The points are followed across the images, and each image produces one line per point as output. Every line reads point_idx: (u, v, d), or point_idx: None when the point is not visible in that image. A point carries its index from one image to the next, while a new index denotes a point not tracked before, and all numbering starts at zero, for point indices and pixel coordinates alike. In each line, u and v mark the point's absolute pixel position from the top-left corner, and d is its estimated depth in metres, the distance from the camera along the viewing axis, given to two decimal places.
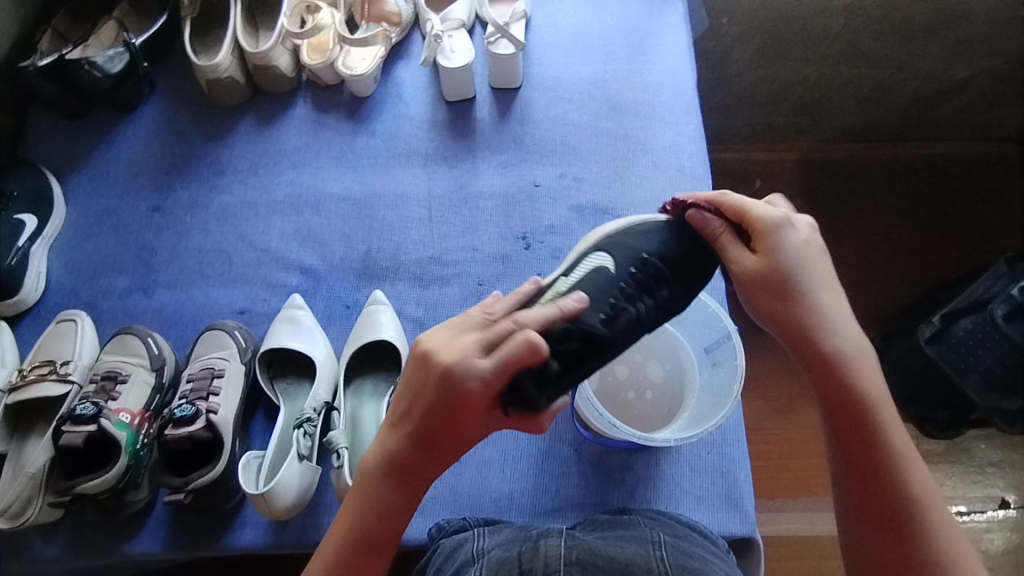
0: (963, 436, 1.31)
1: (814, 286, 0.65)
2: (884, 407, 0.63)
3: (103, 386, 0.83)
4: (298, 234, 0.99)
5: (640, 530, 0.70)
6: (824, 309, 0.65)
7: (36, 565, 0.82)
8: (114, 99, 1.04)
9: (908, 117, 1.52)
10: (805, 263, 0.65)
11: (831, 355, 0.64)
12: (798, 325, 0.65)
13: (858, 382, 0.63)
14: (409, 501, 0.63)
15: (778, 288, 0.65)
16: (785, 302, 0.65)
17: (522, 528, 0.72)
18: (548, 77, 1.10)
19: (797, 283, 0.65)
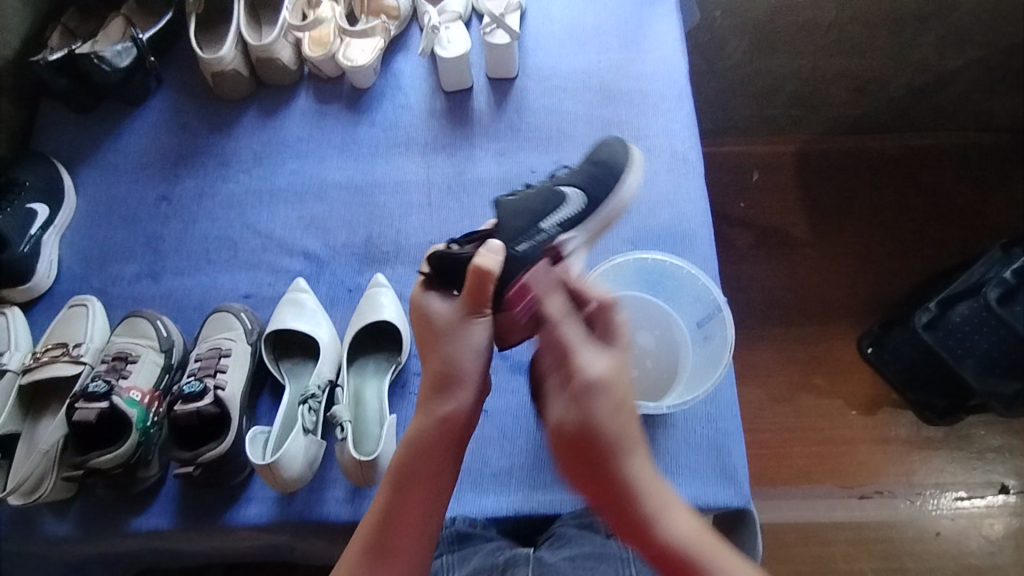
0: (963, 422, 1.32)
1: (622, 443, 0.59)
2: (700, 544, 0.59)
3: (114, 366, 0.85)
4: (302, 222, 1.01)
5: (603, 543, 0.75)
6: (632, 467, 0.59)
7: (48, 543, 0.84)
8: (122, 93, 1.07)
9: (899, 109, 1.54)
10: (607, 416, 0.58)
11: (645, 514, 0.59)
12: (601, 489, 0.59)
13: (675, 529, 0.59)
14: (433, 430, 0.64)
15: (590, 456, 0.58)
16: (586, 467, 0.59)
17: (490, 555, 0.75)
18: (542, 68, 1.13)
19: (594, 442, 0.58)
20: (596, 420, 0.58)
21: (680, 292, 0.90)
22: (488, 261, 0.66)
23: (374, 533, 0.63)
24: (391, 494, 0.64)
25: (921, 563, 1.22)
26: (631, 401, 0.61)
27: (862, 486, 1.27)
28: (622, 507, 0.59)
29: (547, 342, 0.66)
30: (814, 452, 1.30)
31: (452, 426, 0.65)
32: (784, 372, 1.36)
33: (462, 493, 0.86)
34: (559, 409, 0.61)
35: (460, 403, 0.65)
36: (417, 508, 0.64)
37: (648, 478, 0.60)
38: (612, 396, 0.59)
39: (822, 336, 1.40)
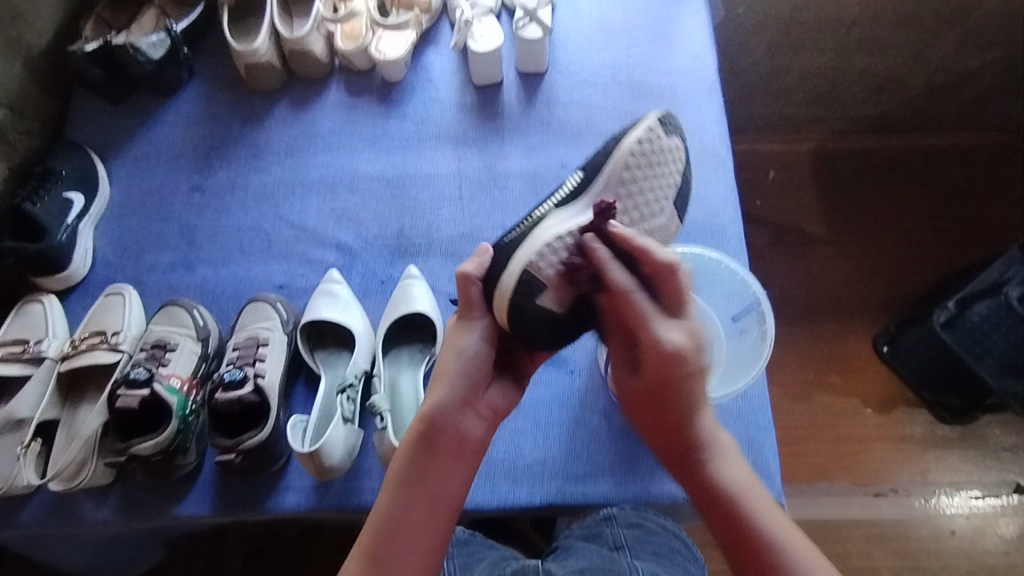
0: (978, 421, 1.32)
1: (687, 400, 0.65)
2: (743, 489, 0.65)
3: (153, 354, 0.86)
4: (334, 214, 1.02)
5: (612, 563, 0.75)
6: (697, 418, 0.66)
7: (86, 528, 0.84)
8: (156, 83, 1.07)
9: (919, 108, 1.54)
10: (678, 378, 0.64)
11: (696, 455, 0.66)
12: (666, 428, 0.67)
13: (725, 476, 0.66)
14: (412, 431, 0.66)
15: (654, 403, 0.67)
16: (662, 410, 0.67)
17: (496, 566, 0.76)
18: (572, 63, 1.13)
19: (664, 395, 0.65)
20: (662, 382, 0.65)
21: (715, 285, 0.90)
22: (468, 265, 0.70)
23: (381, 532, 0.62)
24: (394, 495, 0.64)
25: (936, 561, 1.23)
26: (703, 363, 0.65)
27: (878, 483, 1.27)
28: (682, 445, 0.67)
29: (610, 303, 0.68)
30: (830, 449, 1.30)
31: (442, 422, 0.65)
32: (803, 368, 1.37)
33: (496, 483, 0.86)
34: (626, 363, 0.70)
35: (436, 401, 0.66)
36: (423, 499, 0.63)
37: (708, 426, 0.67)
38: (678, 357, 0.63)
39: (838, 334, 1.39)
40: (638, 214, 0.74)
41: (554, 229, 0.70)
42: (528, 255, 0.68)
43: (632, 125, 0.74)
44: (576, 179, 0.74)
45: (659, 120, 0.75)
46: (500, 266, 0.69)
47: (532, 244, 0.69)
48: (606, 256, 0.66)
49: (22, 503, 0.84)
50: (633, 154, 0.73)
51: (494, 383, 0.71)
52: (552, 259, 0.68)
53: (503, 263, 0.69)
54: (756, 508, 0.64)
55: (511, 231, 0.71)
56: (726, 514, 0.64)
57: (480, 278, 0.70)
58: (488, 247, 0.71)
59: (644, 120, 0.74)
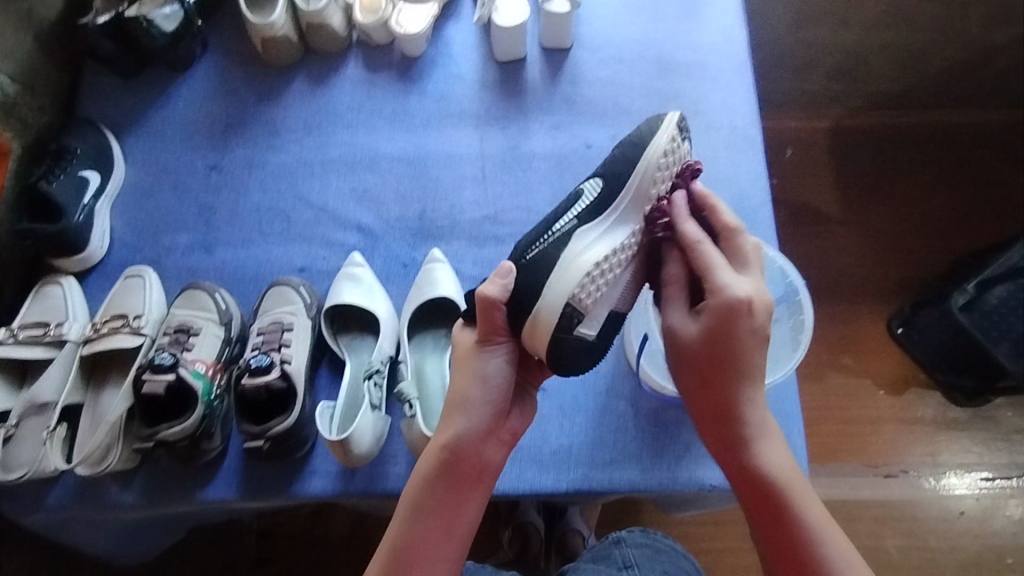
0: (988, 404, 1.30)
1: (744, 367, 0.65)
2: (785, 469, 0.65)
3: (177, 338, 0.86)
4: (354, 194, 1.00)
5: None
6: (748, 390, 0.66)
7: (112, 511, 0.84)
8: (168, 57, 1.04)
9: (946, 84, 1.47)
10: (745, 341, 0.64)
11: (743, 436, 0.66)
12: (717, 395, 0.66)
13: (768, 461, 0.65)
14: (431, 457, 0.66)
15: (707, 366, 0.66)
16: (715, 376, 0.65)
17: None
18: (597, 37, 1.09)
19: (725, 359, 0.65)
20: (730, 345, 0.64)
21: None
22: (492, 289, 0.66)
23: (394, 560, 0.63)
24: (411, 521, 0.64)
25: (943, 541, 1.23)
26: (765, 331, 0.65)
27: (888, 465, 1.27)
28: (731, 413, 0.66)
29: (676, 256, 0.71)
30: (841, 431, 1.29)
31: (460, 451, 0.65)
32: (818, 350, 1.35)
33: (523, 469, 0.86)
34: (681, 320, 0.68)
35: (458, 430, 0.65)
36: (439, 524, 0.64)
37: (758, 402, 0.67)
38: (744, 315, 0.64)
39: (855, 315, 1.37)
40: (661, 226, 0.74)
41: (589, 251, 0.69)
42: (569, 287, 0.66)
43: (653, 132, 0.72)
44: (596, 189, 0.72)
45: (678, 127, 0.73)
46: (538, 288, 0.66)
47: (569, 272, 0.67)
48: (684, 212, 0.71)
49: (49, 486, 0.84)
50: (658, 165, 0.71)
51: (515, 404, 0.70)
52: (591, 289, 0.67)
53: (537, 287, 0.67)
54: (799, 498, 0.63)
55: (531, 251, 0.69)
56: (767, 491, 0.64)
57: (505, 302, 0.66)
58: (510, 266, 0.67)
59: (665, 129, 0.72)
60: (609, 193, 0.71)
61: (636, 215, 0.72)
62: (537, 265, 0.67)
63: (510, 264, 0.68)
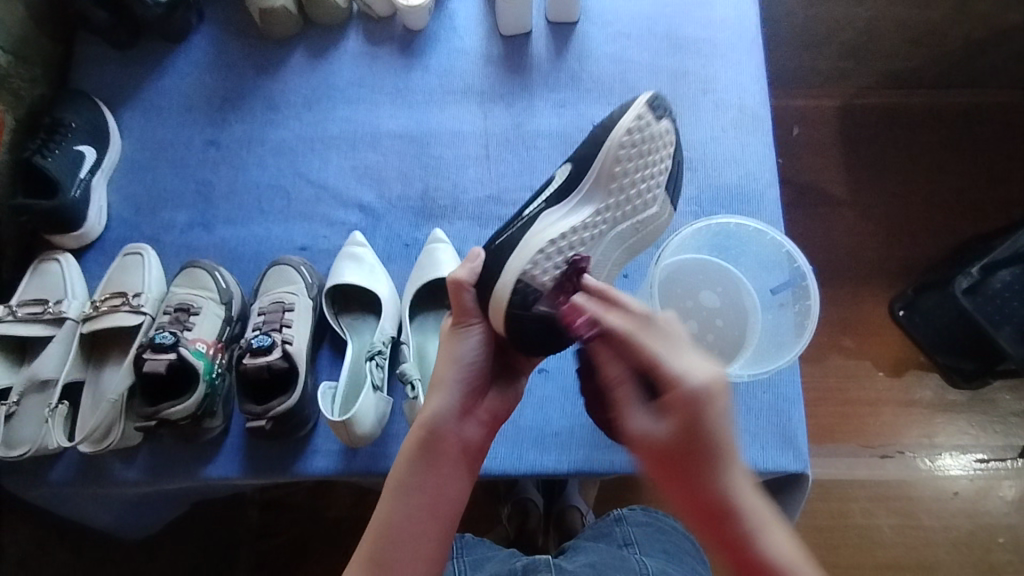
0: (987, 386, 1.30)
1: (726, 452, 0.53)
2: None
3: (177, 318, 0.85)
4: (355, 172, 0.98)
5: (624, 559, 0.74)
6: (741, 483, 0.53)
7: (116, 488, 0.84)
8: (164, 28, 1.01)
9: (959, 63, 1.44)
10: (719, 425, 0.53)
11: (744, 541, 0.52)
12: (708, 502, 0.53)
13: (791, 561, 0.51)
14: (410, 437, 0.66)
15: (686, 463, 0.53)
16: (699, 476, 0.53)
17: (504, 562, 0.75)
18: (604, 12, 1.06)
19: (705, 448, 0.53)
20: (711, 430, 0.53)
21: (756, 257, 0.89)
22: (461, 271, 0.69)
23: (378, 541, 0.61)
24: (394, 499, 0.63)
25: (936, 520, 1.24)
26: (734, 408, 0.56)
27: (884, 445, 1.27)
28: (729, 516, 0.52)
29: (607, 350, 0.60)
30: (839, 412, 1.29)
31: (437, 427, 0.65)
32: (818, 332, 1.34)
33: (524, 450, 0.86)
34: (643, 421, 0.56)
35: (435, 407, 0.65)
36: (422, 508, 0.62)
37: (753, 496, 0.54)
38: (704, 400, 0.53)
39: (858, 297, 1.36)
40: (634, 204, 0.72)
41: (548, 230, 0.69)
42: (519, 265, 0.67)
43: (621, 111, 0.70)
44: (566, 171, 0.72)
45: (650, 104, 0.70)
46: (496, 267, 0.68)
47: (523, 252, 0.68)
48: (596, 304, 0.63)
49: (52, 462, 0.84)
50: (624, 144, 0.69)
51: (492, 386, 0.71)
52: (545, 267, 0.68)
53: (498, 266, 0.68)
54: None
55: (498, 236, 0.71)
56: None
57: (473, 284, 0.68)
58: (478, 252, 0.70)
59: (632, 107, 0.70)
60: (576, 173, 0.71)
61: (597, 196, 0.70)
62: (498, 248, 0.70)
63: (479, 250, 0.70)
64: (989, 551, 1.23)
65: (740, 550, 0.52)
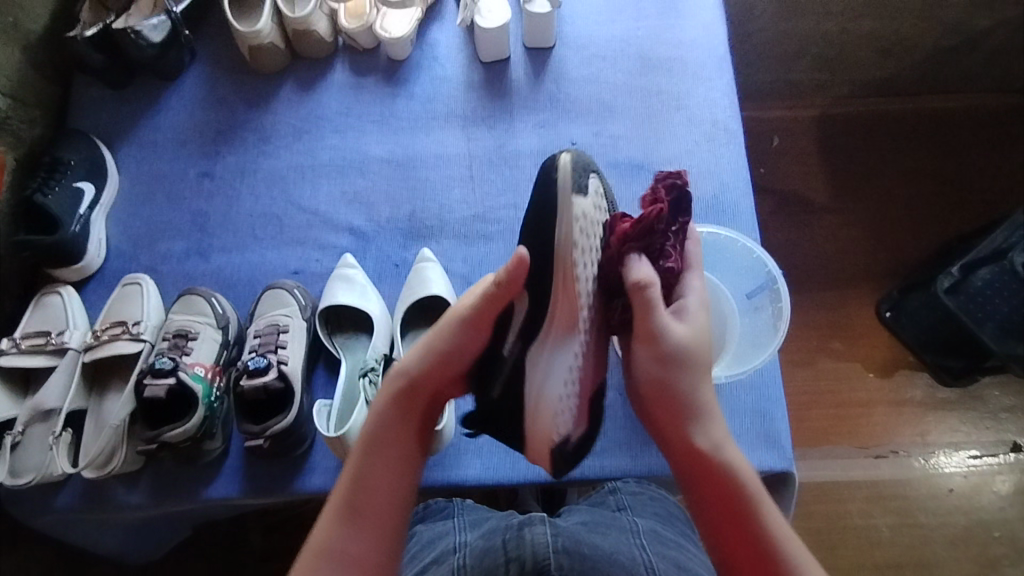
0: (976, 383, 1.33)
1: (696, 356, 0.64)
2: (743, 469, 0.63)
3: (176, 343, 0.88)
4: (345, 197, 1.02)
5: (617, 518, 0.77)
6: (700, 378, 0.64)
7: (118, 512, 0.86)
8: (157, 68, 1.06)
9: (929, 70, 1.47)
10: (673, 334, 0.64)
11: (691, 420, 0.64)
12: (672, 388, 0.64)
13: (716, 441, 0.63)
14: (394, 393, 0.67)
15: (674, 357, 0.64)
16: (670, 368, 0.64)
17: (502, 518, 0.77)
18: (579, 37, 1.11)
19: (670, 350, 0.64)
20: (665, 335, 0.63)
21: (728, 265, 0.94)
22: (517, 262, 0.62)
23: (355, 492, 0.64)
24: (365, 456, 0.65)
25: (932, 517, 1.25)
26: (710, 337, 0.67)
27: (878, 445, 1.29)
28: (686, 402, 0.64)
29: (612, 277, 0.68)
30: (832, 415, 1.31)
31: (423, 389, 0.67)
32: (804, 338, 1.36)
33: (517, 459, 0.88)
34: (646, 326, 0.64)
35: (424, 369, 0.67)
36: (387, 485, 0.65)
37: (708, 397, 0.65)
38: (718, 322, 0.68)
39: (843, 300, 1.39)
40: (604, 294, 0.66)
41: (553, 376, 0.62)
42: (551, 427, 0.62)
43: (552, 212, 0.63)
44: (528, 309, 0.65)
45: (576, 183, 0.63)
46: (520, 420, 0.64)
47: (538, 407, 0.62)
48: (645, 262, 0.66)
49: (56, 489, 0.86)
50: (575, 248, 0.62)
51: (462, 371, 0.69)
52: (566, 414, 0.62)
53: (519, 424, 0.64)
54: (758, 494, 0.62)
55: (494, 387, 0.65)
56: (717, 486, 0.62)
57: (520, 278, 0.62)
58: (526, 263, 0.61)
59: (568, 208, 0.62)
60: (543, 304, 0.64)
61: (573, 320, 0.64)
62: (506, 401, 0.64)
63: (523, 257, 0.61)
64: (987, 548, 1.24)
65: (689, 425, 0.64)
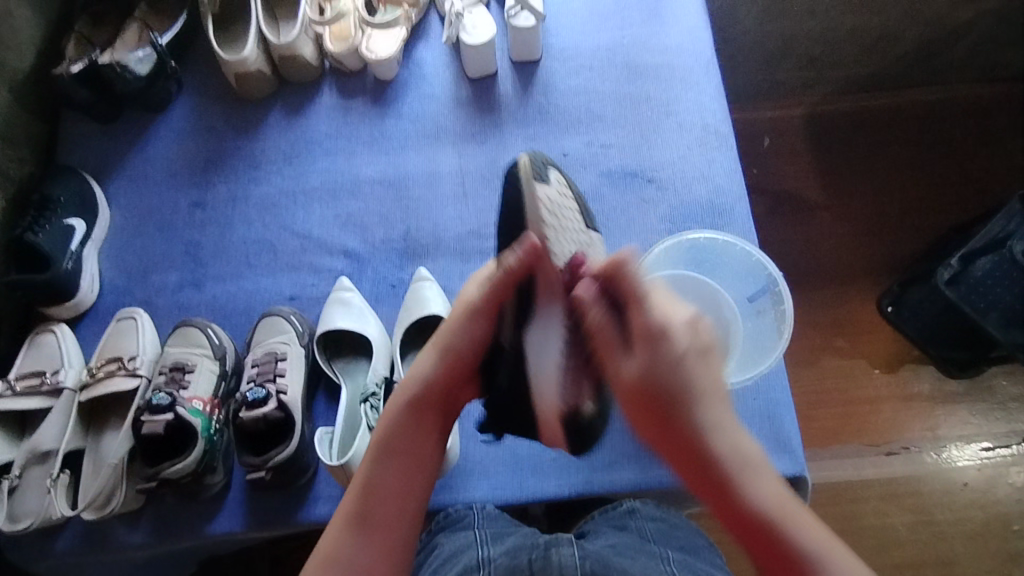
0: (983, 374, 1.31)
1: (687, 391, 0.57)
2: (789, 516, 0.55)
3: (173, 376, 0.86)
4: (339, 220, 1.01)
5: (643, 544, 0.73)
6: (704, 414, 0.57)
7: (121, 553, 0.84)
8: (145, 100, 1.06)
9: (914, 64, 1.48)
10: (656, 369, 0.58)
11: (713, 469, 0.57)
12: (676, 443, 0.58)
13: (754, 492, 0.56)
14: (412, 392, 0.68)
15: (655, 405, 0.58)
16: (660, 421, 0.58)
17: (527, 536, 0.74)
18: (566, 48, 1.11)
19: (664, 399, 0.58)
20: (648, 386, 0.58)
21: (728, 269, 0.93)
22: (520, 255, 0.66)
23: (361, 500, 0.63)
24: (377, 460, 0.65)
25: (949, 513, 1.23)
26: (706, 356, 0.59)
27: (889, 442, 1.27)
28: (697, 452, 0.57)
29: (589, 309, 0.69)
30: (840, 413, 1.29)
31: (432, 392, 0.69)
32: (807, 337, 1.35)
33: (524, 477, 0.86)
34: (621, 363, 0.60)
35: (438, 372, 0.69)
36: (397, 492, 0.64)
37: (726, 433, 0.57)
38: (679, 345, 0.58)
39: (844, 297, 1.38)
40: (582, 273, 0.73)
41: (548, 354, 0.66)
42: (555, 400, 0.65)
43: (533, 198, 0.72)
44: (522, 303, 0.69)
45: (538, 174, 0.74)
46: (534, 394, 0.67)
47: (541, 381, 0.66)
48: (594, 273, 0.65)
49: (56, 533, 0.84)
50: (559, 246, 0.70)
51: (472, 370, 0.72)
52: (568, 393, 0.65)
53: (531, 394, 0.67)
54: (810, 539, 0.54)
55: (500, 374, 0.71)
56: (769, 549, 0.54)
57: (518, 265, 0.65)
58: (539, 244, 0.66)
59: (532, 195, 0.71)
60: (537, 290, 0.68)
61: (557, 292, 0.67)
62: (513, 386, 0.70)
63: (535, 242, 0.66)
64: (1007, 541, 1.22)
65: (716, 478, 0.56)
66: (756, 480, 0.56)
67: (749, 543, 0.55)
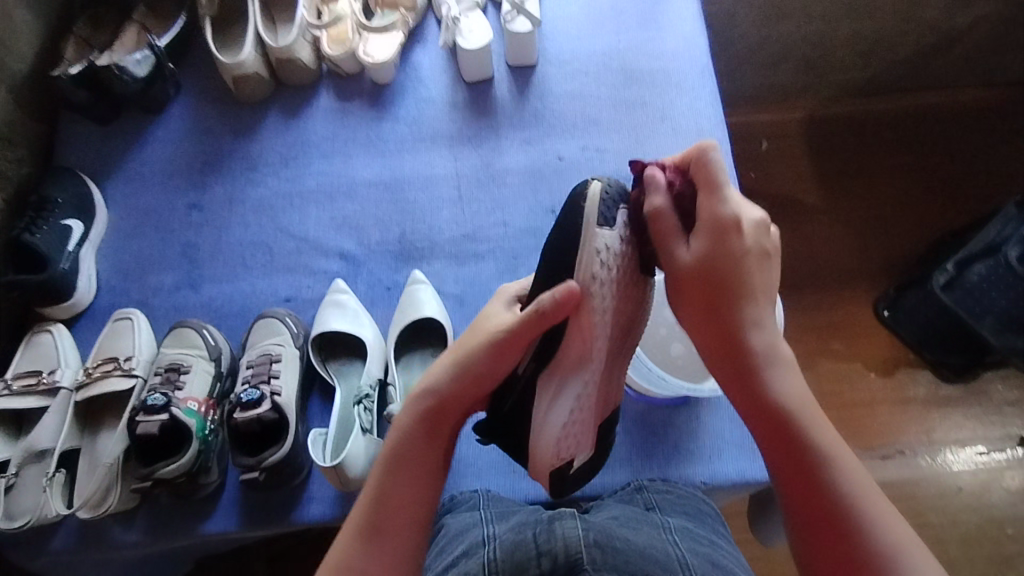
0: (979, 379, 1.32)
1: (744, 285, 0.63)
2: (807, 411, 0.62)
3: (168, 378, 0.87)
4: (335, 222, 1.02)
5: (647, 516, 0.73)
6: (752, 310, 0.63)
7: (116, 552, 0.85)
8: (143, 102, 1.07)
9: (910, 69, 1.49)
10: (721, 253, 0.63)
11: (749, 362, 0.63)
12: (719, 330, 0.63)
13: (781, 389, 0.62)
14: (425, 406, 0.67)
15: (707, 288, 0.64)
16: (712, 303, 0.64)
17: (531, 514, 0.73)
18: (562, 52, 1.12)
19: (722, 288, 0.63)
20: (708, 271, 0.63)
21: None
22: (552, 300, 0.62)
23: (370, 506, 0.64)
24: (388, 473, 0.65)
25: (944, 516, 1.23)
26: (769, 255, 0.65)
27: (884, 446, 1.28)
28: (740, 349, 0.63)
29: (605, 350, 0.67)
30: (834, 417, 1.30)
31: (445, 406, 0.67)
32: (802, 341, 1.35)
33: (516, 479, 0.87)
34: (680, 246, 0.65)
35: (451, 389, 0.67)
36: (407, 501, 0.65)
37: (769, 332, 0.64)
38: (745, 237, 0.63)
39: (840, 301, 1.38)
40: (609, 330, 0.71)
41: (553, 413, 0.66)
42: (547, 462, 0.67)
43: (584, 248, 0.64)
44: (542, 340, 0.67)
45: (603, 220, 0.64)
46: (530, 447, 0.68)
47: (538, 435, 0.66)
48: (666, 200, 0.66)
49: (51, 531, 0.85)
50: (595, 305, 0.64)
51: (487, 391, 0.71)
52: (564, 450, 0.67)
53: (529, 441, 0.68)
54: (817, 428, 0.61)
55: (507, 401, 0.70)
56: (785, 442, 0.61)
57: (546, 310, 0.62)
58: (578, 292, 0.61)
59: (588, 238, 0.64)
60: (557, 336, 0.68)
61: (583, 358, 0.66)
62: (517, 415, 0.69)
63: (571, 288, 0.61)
64: (1001, 545, 1.22)
65: (753, 369, 0.62)
66: (786, 380, 0.63)
67: (767, 436, 0.62)
